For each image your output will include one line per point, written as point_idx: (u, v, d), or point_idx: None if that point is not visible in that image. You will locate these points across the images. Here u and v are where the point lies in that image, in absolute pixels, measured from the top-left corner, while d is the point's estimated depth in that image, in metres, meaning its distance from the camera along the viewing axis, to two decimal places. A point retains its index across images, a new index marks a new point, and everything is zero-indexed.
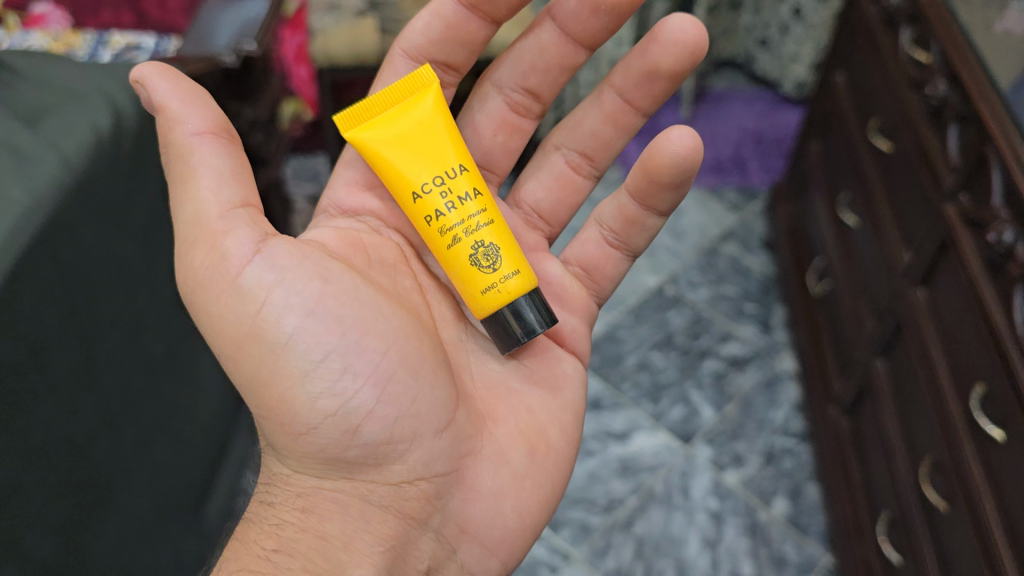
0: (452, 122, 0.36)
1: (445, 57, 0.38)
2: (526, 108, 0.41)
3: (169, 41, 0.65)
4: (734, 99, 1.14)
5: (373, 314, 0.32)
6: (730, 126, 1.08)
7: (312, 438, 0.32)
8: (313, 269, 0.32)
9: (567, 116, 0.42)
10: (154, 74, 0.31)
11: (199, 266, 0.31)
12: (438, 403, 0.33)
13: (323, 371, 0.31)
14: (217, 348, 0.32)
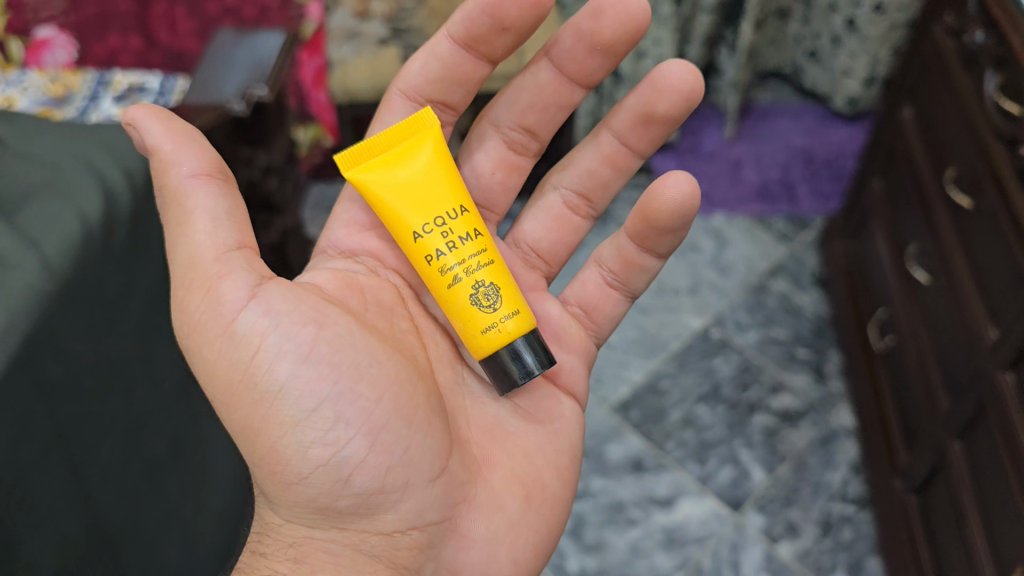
0: (452, 166, 0.37)
1: (441, 96, 0.41)
2: (523, 146, 0.43)
3: (172, 81, 0.69)
4: (782, 113, 1.13)
5: (367, 357, 0.33)
6: (779, 145, 1.07)
7: (304, 488, 0.32)
8: (308, 313, 0.32)
9: (567, 157, 0.44)
10: (150, 116, 0.32)
11: (195, 312, 0.32)
12: (433, 451, 0.33)
13: (315, 419, 0.31)
14: (212, 393, 0.32)
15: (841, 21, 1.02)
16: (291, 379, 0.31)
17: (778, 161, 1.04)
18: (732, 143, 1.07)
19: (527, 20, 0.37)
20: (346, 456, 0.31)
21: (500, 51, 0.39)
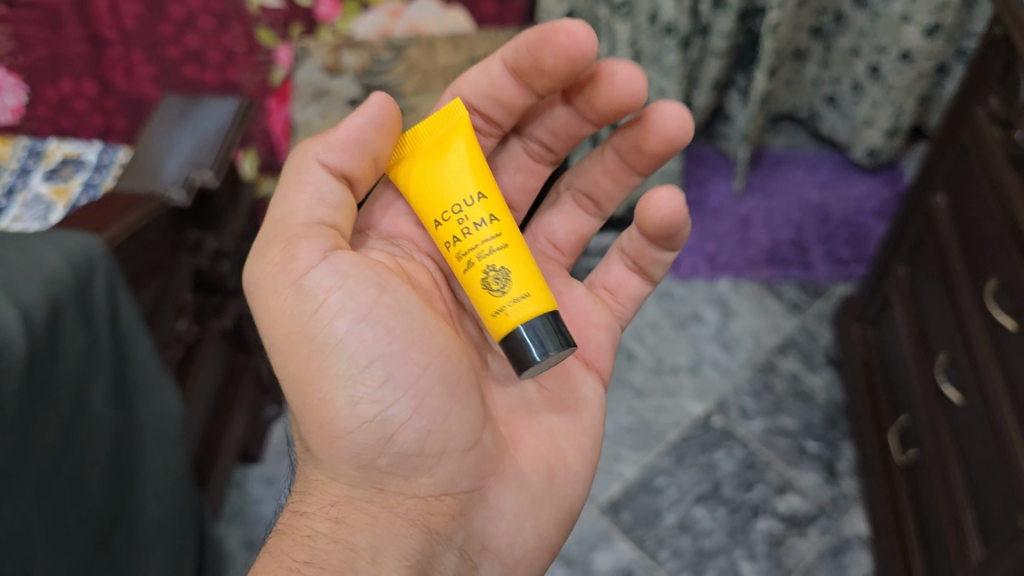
0: (470, 165, 0.55)
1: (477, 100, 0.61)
2: (540, 154, 0.65)
3: (97, 150, 0.94)
4: (795, 163, 1.46)
5: (394, 333, 0.50)
6: (792, 200, 1.39)
7: (349, 439, 0.50)
8: (371, 282, 0.51)
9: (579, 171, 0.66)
10: (371, 107, 0.53)
11: (279, 293, 0.50)
12: (447, 416, 0.51)
13: (364, 375, 0.49)
14: (280, 335, 0.50)
15: (864, 66, 1.33)
16: (346, 336, 0.49)
17: (791, 218, 1.37)
18: (743, 200, 1.39)
19: (559, 68, 0.54)
20: (380, 408, 0.49)
21: (534, 82, 0.57)
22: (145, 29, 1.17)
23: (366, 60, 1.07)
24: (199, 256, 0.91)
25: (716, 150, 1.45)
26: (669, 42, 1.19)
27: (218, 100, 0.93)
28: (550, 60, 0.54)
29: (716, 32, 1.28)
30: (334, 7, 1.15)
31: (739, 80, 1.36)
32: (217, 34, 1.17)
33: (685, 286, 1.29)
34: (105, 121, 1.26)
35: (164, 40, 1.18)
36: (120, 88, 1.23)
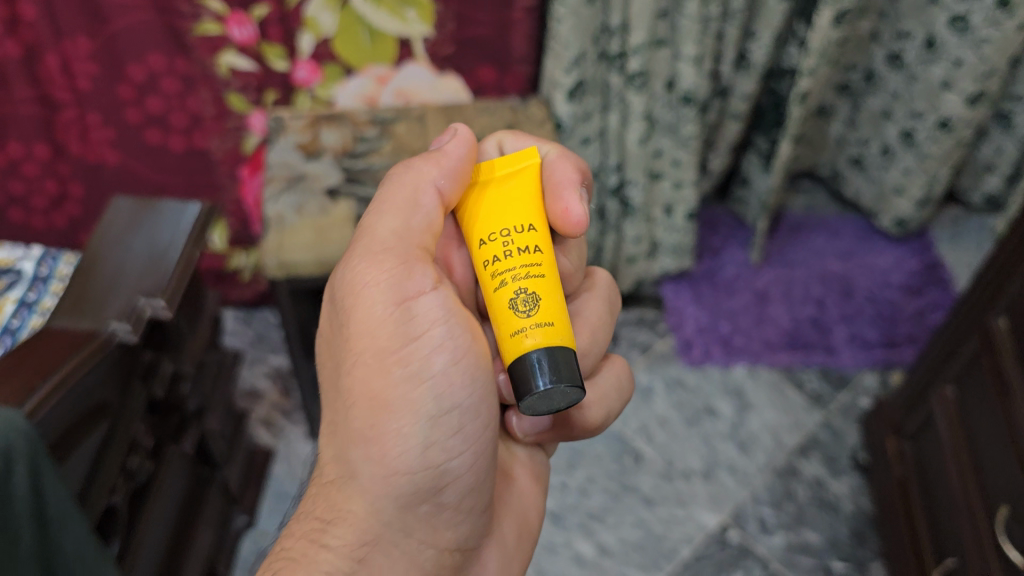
0: (519, 197, 0.55)
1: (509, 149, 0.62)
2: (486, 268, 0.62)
3: (35, 252, 0.83)
4: (813, 227, 1.32)
5: (476, 385, 0.53)
6: (811, 270, 1.27)
7: (406, 476, 0.52)
8: (461, 326, 0.54)
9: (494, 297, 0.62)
10: (462, 137, 0.58)
11: (385, 307, 0.53)
12: (487, 478, 0.55)
13: (445, 419, 0.52)
14: (370, 344, 0.52)
15: (896, 131, 1.20)
16: (439, 374, 0.52)
17: (812, 294, 1.25)
18: (758, 272, 1.26)
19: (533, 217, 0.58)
20: (445, 455, 0.52)
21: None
22: (102, 90, 1.04)
23: (349, 140, 0.96)
24: (152, 384, 0.79)
25: (731, 214, 1.32)
26: (688, 112, 1.07)
27: (178, 204, 0.82)
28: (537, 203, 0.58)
29: (737, 94, 1.16)
30: (313, 72, 1.03)
31: (761, 144, 1.23)
32: (183, 97, 1.05)
33: (698, 374, 1.18)
34: (58, 189, 1.12)
35: (124, 104, 1.05)
36: (74, 153, 1.09)
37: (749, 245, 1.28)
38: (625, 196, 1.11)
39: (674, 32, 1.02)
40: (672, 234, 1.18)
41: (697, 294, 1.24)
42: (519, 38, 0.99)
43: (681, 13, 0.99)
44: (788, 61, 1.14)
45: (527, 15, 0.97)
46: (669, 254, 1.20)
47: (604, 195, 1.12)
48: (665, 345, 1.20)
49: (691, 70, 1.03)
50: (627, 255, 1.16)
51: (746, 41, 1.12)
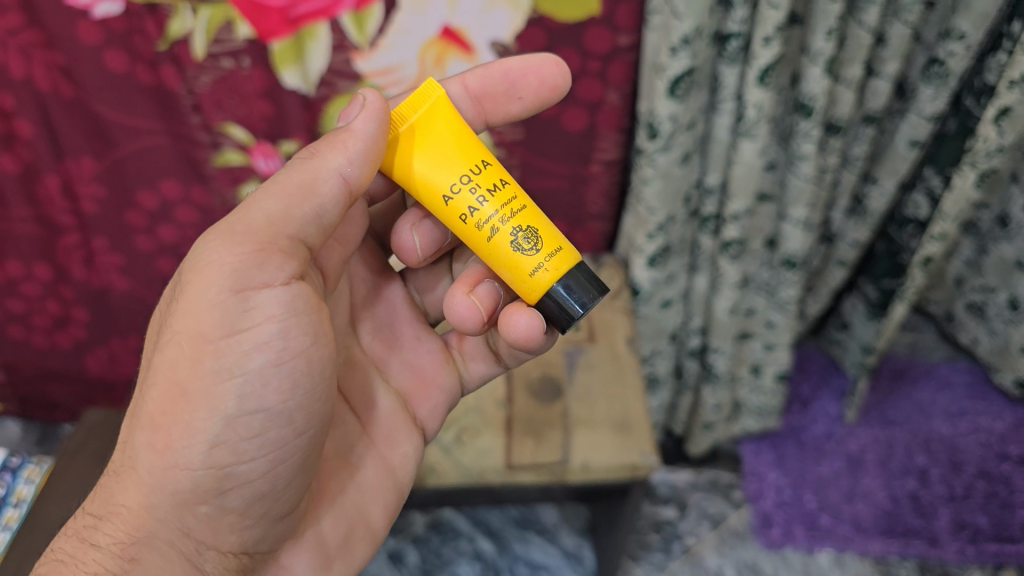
0: (453, 128, 0.49)
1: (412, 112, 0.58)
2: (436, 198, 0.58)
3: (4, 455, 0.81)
4: (920, 375, 1.14)
5: (295, 389, 0.50)
6: (916, 433, 1.08)
7: (186, 472, 0.48)
8: (301, 327, 0.49)
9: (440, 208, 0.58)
10: (375, 109, 0.48)
11: (217, 294, 0.47)
12: (285, 484, 0.52)
13: (244, 421, 0.49)
14: (189, 327, 0.48)
15: None
16: (254, 374, 0.48)
17: (914, 464, 1.06)
18: (851, 433, 1.08)
19: (532, 100, 0.57)
20: (234, 455, 0.49)
21: (497, 115, 0.57)
22: (109, 216, 0.91)
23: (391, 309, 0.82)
24: None
25: (824, 354, 1.15)
26: (791, 276, 0.90)
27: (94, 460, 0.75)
28: (529, 87, 0.57)
29: (846, 240, 0.99)
30: None
31: (868, 291, 1.05)
32: (200, 227, 0.92)
33: (776, 557, 1.01)
34: (61, 310, 0.99)
35: (135, 229, 0.92)
36: (77, 279, 0.96)
37: (844, 398, 1.10)
38: (707, 361, 0.95)
39: (782, 189, 0.85)
40: (757, 395, 1.02)
41: (780, 457, 1.07)
42: (595, 194, 0.86)
43: (792, 173, 0.82)
44: (911, 210, 0.95)
45: (607, 170, 0.83)
46: (751, 415, 1.04)
47: (682, 355, 0.97)
48: (740, 519, 1.05)
49: (798, 234, 0.86)
50: (703, 420, 1.01)
51: (864, 184, 0.95)
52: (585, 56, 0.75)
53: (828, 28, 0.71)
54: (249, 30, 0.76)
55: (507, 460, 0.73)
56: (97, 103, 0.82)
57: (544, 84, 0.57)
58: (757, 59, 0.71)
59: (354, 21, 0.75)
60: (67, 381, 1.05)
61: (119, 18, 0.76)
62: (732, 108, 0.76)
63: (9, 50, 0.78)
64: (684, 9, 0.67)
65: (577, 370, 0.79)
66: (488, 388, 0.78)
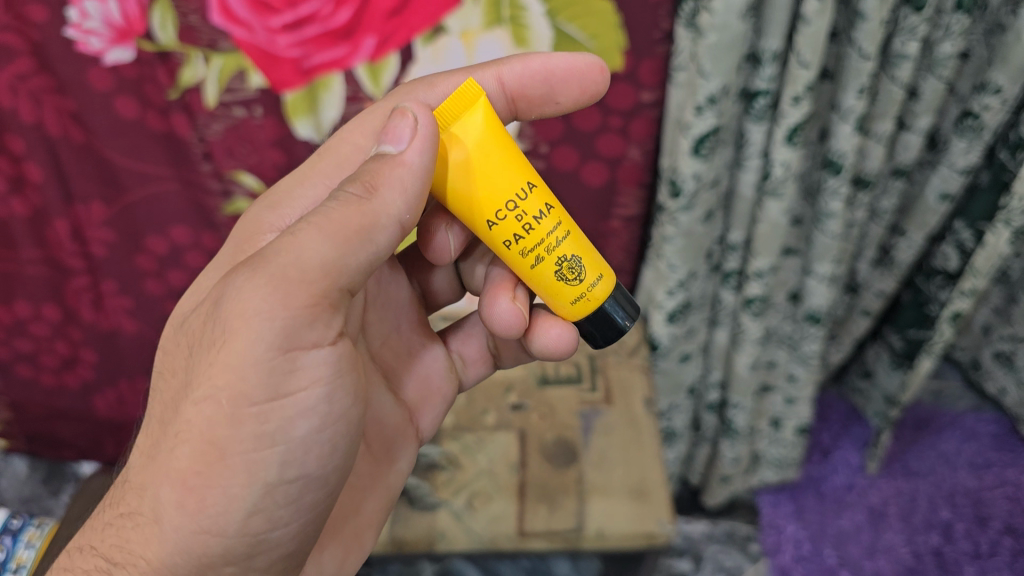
0: (501, 141, 0.43)
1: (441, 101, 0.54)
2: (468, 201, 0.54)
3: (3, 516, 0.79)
4: (944, 426, 1.10)
5: (333, 453, 0.46)
6: (940, 484, 1.04)
7: (218, 539, 0.43)
8: (343, 387, 0.45)
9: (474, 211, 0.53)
10: (427, 138, 0.41)
11: (265, 351, 0.40)
12: (307, 537, 0.49)
13: (283, 489, 0.44)
14: (230, 386, 0.41)
15: None
16: (297, 441, 0.44)
17: (938, 518, 1.01)
18: (872, 484, 1.06)
19: (571, 105, 0.53)
20: (267, 521, 0.45)
21: (529, 112, 0.54)
22: (119, 259, 0.90)
23: None
24: None
25: (845, 401, 1.14)
26: (814, 332, 0.87)
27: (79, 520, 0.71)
28: (568, 92, 0.53)
29: (871, 291, 0.96)
30: None
31: (893, 340, 1.02)
32: None
33: None
34: (70, 350, 0.97)
35: (144, 272, 0.91)
36: (86, 320, 0.95)
37: (865, 448, 1.08)
38: (725, 416, 0.93)
39: (808, 245, 0.82)
40: (777, 447, 0.99)
41: (799, 508, 1.05)
42: (615, 249, 0.85)
43: (819, 230, 0.79)
44: (940, 261, 0.92)
45: (626, 226, 0.83)
46: (770, 467, 1.01)
47: (701, 408, 0.96)
48: (758, 573, 1.01)
49: (823, 289, 0.83)
50: (721, 473, 0.99)
51: (891, 235, 0.92)
52: (607, 112, 0.74)
53: (860, 86, 0.69)
54: (261, 81, 0.74)
55: (519, 527, 0.70)
56: (108, 149, 0.80)
57: (586, 92, 0.53)
58: (785, 118, 0.68)
59: (369, 72, 0.73)
60: (74, 420, 1.04)
61: (131, 66, 0.74)
62: (758, 166, 0.74)
63: (19, 95, 0.77)
64: (710, 68, 0.64)
65: (594, 434, 0.76)
66: (501, 451, 0.76)
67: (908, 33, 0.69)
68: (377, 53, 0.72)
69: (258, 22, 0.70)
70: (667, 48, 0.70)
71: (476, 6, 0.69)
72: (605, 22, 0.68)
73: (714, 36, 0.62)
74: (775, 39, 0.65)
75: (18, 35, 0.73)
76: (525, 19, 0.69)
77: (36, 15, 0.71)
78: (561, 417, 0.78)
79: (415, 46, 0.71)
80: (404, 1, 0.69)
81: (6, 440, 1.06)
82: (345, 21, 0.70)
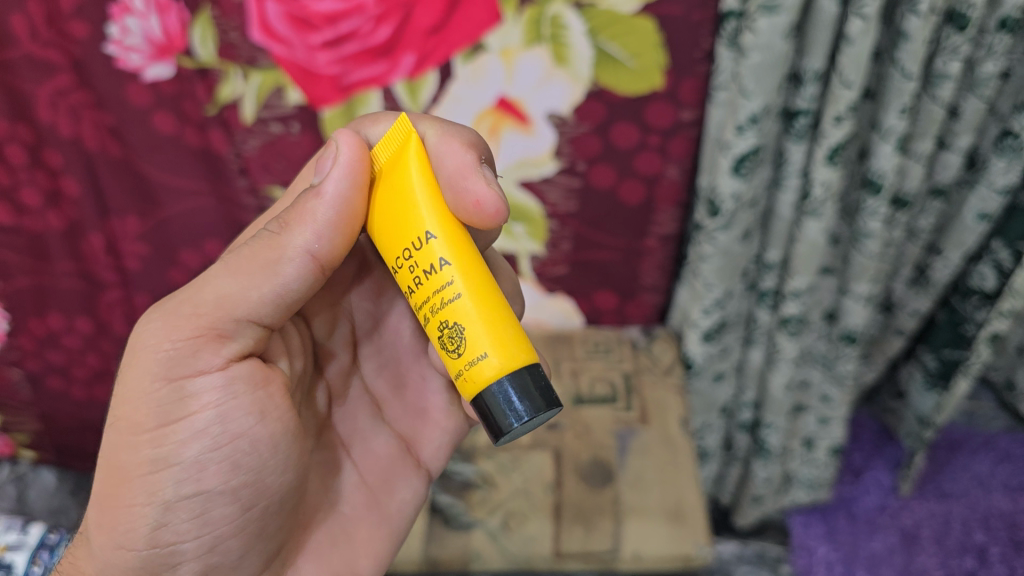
0: (419, 191, 0.43)
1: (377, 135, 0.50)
2: None
3: (38, 530, 0.81)
4: (976, 447, 1.09)
5: (237, 473, 0.46)
6: (973, 505, 1.02)
7: (133, 553, 0.46)
8: (246, 408, 0.46)
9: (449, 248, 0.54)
10: (343, 168, 0.45)
11: (150, 383, 0.44)
12: (243, 554, 0.49)
13: (183, 505, 0.46)
14: (123, 412, 0.45)
15: None
16: (189, 461, 0.45)
17: (972, 541, 0.99)
18: (906, 504, 1.04)
19: None
20: (177, 536, 0.46)
21: None
22: (154, 272, 0.91)
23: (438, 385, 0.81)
24: None
25: (877, 421, 1.13)
26: (849, 352, 0.86)
27: None
28: None
29: (906, 310, 0.95)
30: None
31: (927, 360, 1.00)
32: None
33: None
34: (101, 363, 0.98)
35: (177, 288, 0.92)
36: (119, 333, 0.95)
37: (898, 469, 1.07)
38: (759, 436, 0.92)
39: (846, 265, 0.81)
40: (809, 467, 0.98)
41: (830, 529, 1.04)
42: (650, 267, 0.85)
43: (857, 249, 0.79)
44: (976, 281, 0.90)
45: (663, 245, 0.83)
46: (802, 488, 1.00)
47: (733, 427, 0.96)
48: None
49: (860, 309, 0.82)
50: (752, 493, 0.98)
51: (928, 254, 0.91)
52: (646, 130, 0.74)
53: (902, 106, 0.68)
54: (300, 97, 0.74)
55: (555, 547, 0.70)
56: (145, 163, 0.81)
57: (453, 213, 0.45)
58: (827, 138, 0.68)
59: (407, 89, 0.73)
60: (104, 433, 1.04)
61: (170, 82, 0.74)
62: (797, 186, 0.73)
63: (59, 110, 0.77)
64: (753, 87, 0.64)
65: (630, 454, 0.76)
66: (537, 471, 0.75)
67: (951, 52, 0.68)
68: (416, 70, 0.72)
69: (298, 39, 0.70)
70: (708, 67, 0.69)
71: (517, 23, 0.68)
72: (646, 41, 0.68)
73: (758, 56, 0.62)
74: (818, 59, 0.65)
75: (59, 51, 0.73)
76: (566, 38, 0.69)
77: (77, 32, 0.72)
78: (597, 436, 0.78)
79: (455, 64, 0.72)
80: (444, 18, 0.68)
81: (35, 451, 1.06)
82: (384, 38, 0.70)
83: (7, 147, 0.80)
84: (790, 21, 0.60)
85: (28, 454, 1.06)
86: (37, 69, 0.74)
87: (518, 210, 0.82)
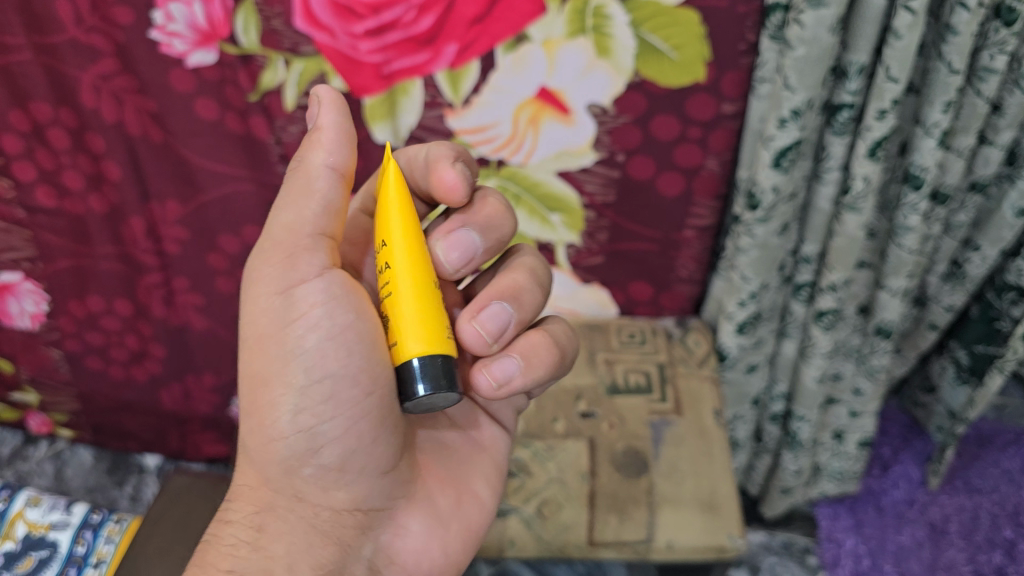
0: (385, 202, 0.47)
1: None
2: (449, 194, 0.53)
3: (81, 507, 0.84)
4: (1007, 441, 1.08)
5: (360, 355, 0.49)
6: (1003, 500, 1.02)
7: (282, 441, 0.50)
8: (351, 303, 0.49)
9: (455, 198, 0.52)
10: (327, 97, 0.46)
11: (267, 298, 0.49)
12: (375, 438, 0.51)
13: (315, 389, 0.49)
14: (249, 329, 0.51)
15: None
16: (313, 352, 0.49)
17: (1000, 537, 0.99)
18: (935, 498, 1.04)
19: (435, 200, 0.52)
20: (314, 418, 0.50)
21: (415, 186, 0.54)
22: (192, 257, 0.92)
23: None
24: None
25: (907, 414, 1.13)
26: (883, 345, 0.86)
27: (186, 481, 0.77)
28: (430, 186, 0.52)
29: (940, 304, 0.95)
30: None
31: (959, 354, 1.00)
32: None
33: None
34: (139, 345, 0.99)
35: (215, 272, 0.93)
36: (156, 315, 0.96)
37: (927, 463, 1.07)
38: (790, 427, 0.93)
39: (882, 259, 0.81)
40: (839, 459, 0.99)
41: (858, 523, 1.04)
42: (686, 258, 0.86)
43: (895, 243, 0.78)
44: (1013, 276, 0.89)
45: (699, 237, 0.83)
46: (831, 480, 1.01)
47: (764, 419, 0.96)
48: None
49: (895, 304, 0.82)
50: (782, 484, 0.98)
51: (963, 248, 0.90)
52: (687, 122, 0.74)
53: (946, 101, 0.68)
54: (341, 85, 0.75)
55: (589, 536, 0.71)
56: (186, 148, 0.82)
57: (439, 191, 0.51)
58: (869, 132, 0.67)
59: (449, 78, 0.74)
60: (140, 413, 1.05)
61: (213, 68, 0.75)
62: (837, 179, 0.73)
63: (102, 94, 0.78)
64: (796, 81, 0.64)
65: (663, 444, 0.77)
66: (572, 460, 0.76)
67: (997, 47, 0.68)
68: (458, 60, 0.72)
69: (340, 28, 0.70)
70: (751, 60, 0.69)
71: (561, 14, 0.69)
72: (689, 33, 0.68)
73: (802, 49, 0.62)
74: (863, 52, 0.65)
75: (104, 36, 0.74)
76: (608, 28, 0.69)
77: (122, 17, 0.72)
78: (631, 426, 0.78)
79: (497, 54, 0.72)
80: (487, 9, 0.69)
81: (71, 431, 1.07)
82: (427, 27, 0.70)
83: (52, 131, 0.81)
84: (837, 14, 0.60)
85: (64, 433, 1.08)
86: (81, 53, 0.75)
87: (557, 201, 0.82)
